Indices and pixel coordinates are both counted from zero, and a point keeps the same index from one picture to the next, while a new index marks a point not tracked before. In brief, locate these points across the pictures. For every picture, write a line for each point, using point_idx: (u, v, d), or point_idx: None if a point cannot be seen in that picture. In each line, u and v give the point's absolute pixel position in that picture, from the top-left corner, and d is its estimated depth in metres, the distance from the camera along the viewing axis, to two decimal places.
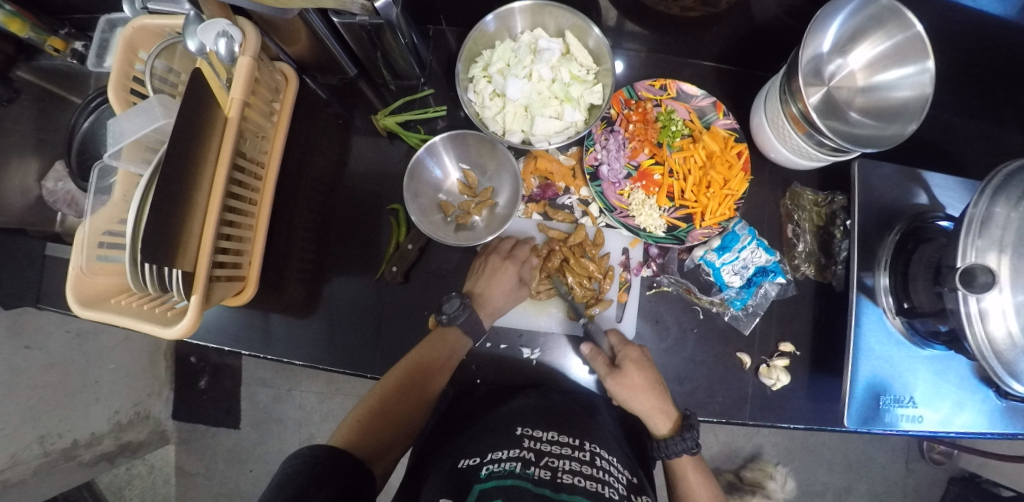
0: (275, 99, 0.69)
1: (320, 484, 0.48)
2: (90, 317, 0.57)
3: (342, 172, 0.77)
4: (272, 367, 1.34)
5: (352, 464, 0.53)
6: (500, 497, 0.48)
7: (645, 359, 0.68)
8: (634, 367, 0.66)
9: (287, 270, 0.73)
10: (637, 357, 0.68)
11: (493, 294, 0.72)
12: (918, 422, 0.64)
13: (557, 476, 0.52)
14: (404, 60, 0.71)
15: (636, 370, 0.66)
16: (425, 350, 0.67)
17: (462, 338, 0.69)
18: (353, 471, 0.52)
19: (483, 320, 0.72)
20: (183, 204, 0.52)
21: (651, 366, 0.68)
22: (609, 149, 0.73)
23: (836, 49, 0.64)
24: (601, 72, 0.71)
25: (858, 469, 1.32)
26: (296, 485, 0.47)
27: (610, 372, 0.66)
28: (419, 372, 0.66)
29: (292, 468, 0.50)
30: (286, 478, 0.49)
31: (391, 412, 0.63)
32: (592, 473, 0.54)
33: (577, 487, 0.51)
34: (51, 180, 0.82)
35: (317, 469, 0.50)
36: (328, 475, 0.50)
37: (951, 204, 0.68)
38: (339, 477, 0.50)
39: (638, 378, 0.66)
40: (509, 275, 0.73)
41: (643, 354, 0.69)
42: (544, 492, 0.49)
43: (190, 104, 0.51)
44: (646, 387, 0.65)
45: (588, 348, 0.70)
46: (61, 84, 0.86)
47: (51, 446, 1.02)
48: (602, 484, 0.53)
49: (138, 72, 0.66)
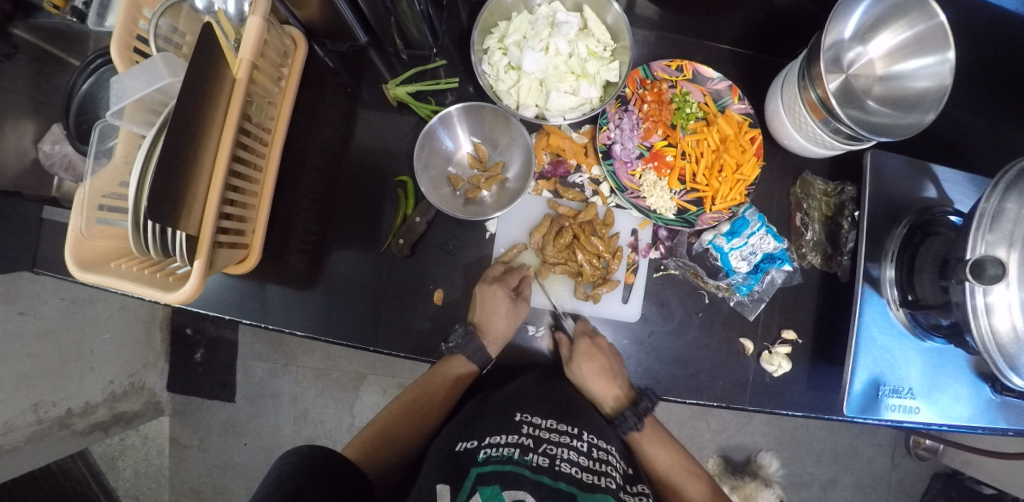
0: (282, 64, 0.67)
1: (317, 484, 0.50)
2: (90, 280, 0.56)
3: (348, 143, 0.76)
4: (268, 342, 1.33)
5: (349, 467, 0.55)
6: (496, 484, 0.48)
7: (600, 346, 0.69)
8: (585, 357, 0.68)
9: (290, 240, 0.72)
10: (588, 345, 0.69)
11: (494, 321, 0.69)
12: (914, 413, 0.65)
13: (556, 465, 0.52)
14: (416, 28, 0.69)
15: (586, 359, 0.68)
16: (432, 379, 0.70)
17: (467, 363, 0.70)
18: (347, 474, 0.54)
19: (489, 346, 0.71)
20: (188, 164, 0.50)
21: (609, 354, 0.69)
22: (622, 128, 0.73)
23: (857, 37, 0.64)
24: (618, 49, 0.71)
25: (845, 462, 1.34)
26: (293, 485, 0.49)
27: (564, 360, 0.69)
28: (419, 399, 0.69)
29: (290, 464, 0.52)
30: (284, 475, 0.50)
31: (400, 432, 0.67)
32: (589, 464, 0.54)
33: (574, 478, 0.51)
34: (47, 142, 0.80)
35: (313, 468, 0.51)
36: (326, 477, 0.52)
37: (960, 199, 0.68)
38: (332, 479, 0.52)
39: (591, 367, 0.67)
40: (501, 302, 0.68)
41: (608, 345, 0.70)
42: (541, 480, 0.50)
43: (200, 61, 0.50)
44: (593, 374, 0.67)
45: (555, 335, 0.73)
46: (59, 45, 0.84)
47: (44, 414, 1.01)
48: (598, 476, 0.53)
49: (142, 31, 0.64)
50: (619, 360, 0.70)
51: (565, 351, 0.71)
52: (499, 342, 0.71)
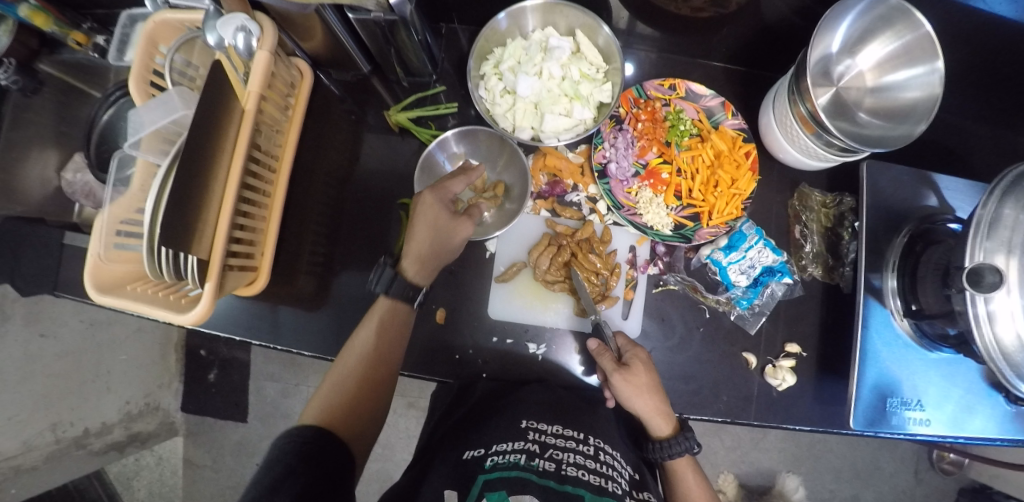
0: (289, 94, 0.70)
1: (309, 463, 0.51)
2: (107, 302, 0.58)
3: (354, 167, 0.78)
4: (280, 362, 1.35)
5: (337, 448, 0.55)
6: (503, 490, 0.48)
7: (651, 363, 0.68)
8: (642, 367, 0.65)
9: (298, 261, 0.74)
10: (643, 362, 0.66)
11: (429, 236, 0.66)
12: (926, 425, 0.64)
13: (562, 469, 0.52)
14: (415, 57, 0.72)
15: (642, 370, 0.65)
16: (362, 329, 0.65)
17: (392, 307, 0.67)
18: (335, 456, 0.54)
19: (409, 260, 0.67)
20: (200, 194, 0.53)
21: (652, 370, 0.66)
22: (617, 147, 0.74)
23: (845, 50, 0.65)
24: (610, 70, 0.73)
25: (866, 478, 1.30)
26: (285, 465, 0.50)
27: (619, 368, 0.65)
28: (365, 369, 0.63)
29: (281, 445, 0.53)
30: (277, 455, 0.51)
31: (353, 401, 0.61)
32: (596, 467, 0.54)
33: (581, 481, 0.51)
34: (69, 171, 0.85)
35: (305, 448, 0.52)
36: (315, 455, 0.52)
37: (961, 206, 0.67)
38: (324, 461, 0.52)
39: (645, 378, 0.65)
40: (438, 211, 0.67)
41: (646, 359, 0.67)
42: (548, 484, 0.49)
43: (209, 97, 0.53)
44: (648, 388, 0.64)
45: (595, 344, 0.69)
46: (82, 79, 0.89)
47: (63, 434, 1.04)
48: (605, 479, 0.53)
49: (158, 66, 0.67)
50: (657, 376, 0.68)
51: (608, 361, 0.66)
52: (423, 266, 0.68)
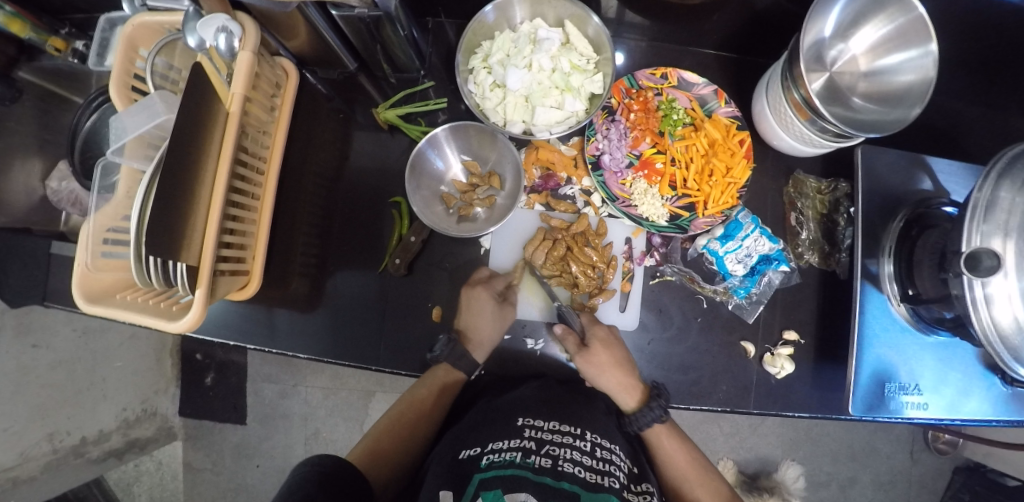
0: (275, 94, 0.69)
1: (326, 491, 0.51)
2: (97, 312, 0.57)
3: (343, 167, 0.77)
4: (277, 364, 1.34)
5: (353, 474, 0.55)
6: (499, 489, 0.47)
7: (612, 337, 0.70)
8: (601, 346, 0.68)
9: (290, 263, 0.73)
10: (606, 334, 0.70)
11: (480, 327, 0.70)
12: (923, 409, 0.64)
13: (558, 465, 0.52)
14: (403, 52, 0.71)
15: (602, 348, 0.68)
16: (421, 388, 0.70)
17: (452, 371, 0.70)
18: (353, 483, 0.54)
19: (473, 352, 0.70)
20: (186, 199, 0.52)
21: (619, 345, 0.69)
22: (610, 138, 0.74)
23: (837, 35, 0.64)
24: (601, 60, 0.72)
25: (863, 460, 1.32)
26: (304, 492, 0.49)
27: (579, 350, 0.68)
28: (413, 409, 0.68)
29: (301, 473, 0.52)
30: (295, 485, 0.51)
31: (393, 445, 0.65)
32: (593, 464, 0.54)
33: (578, 477, 0.50)
34: (54, 179, 0.82)
35: (322, 477, 0.52)
36: (331, 484, 0.52)
37: (956, 190, 0.67)
38: (342, 489, 0.52)
39: (605, 355, 0.67)
40: (485, 303, 0.70)
41: (616, 336, 0.70)
42: (544, 481, 0.49)
43: (190, 100, 0.51)
44: (611, 364, 0.67)
45: (560, 328, 0.71)
46: (62, 84, 0.86)
47: (60, 443, 1.03)
48: (602, 476, 0.52)
49: (138, 70, 0.66)
50: (625, 349, 0.70)
51: (572, 345, 0.69)
52: (484, 348, 0.71)
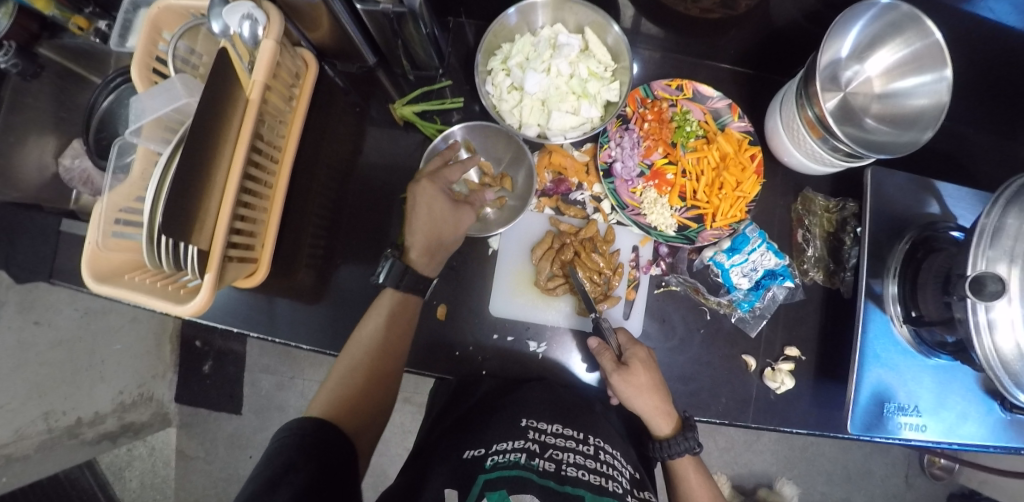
0: (294, 84, 0.70)
1: (308, 455, 0.51)
2: (104, 291, 0.57)
3: (356, 160, 0.78)
4: (276, 354, 1.34)
5: (337, 439, 0.55)
6: (503, 489, 0.48)
7: (652, 361, 0.68)
8: (641, 366, 0.65)
9: (297, 254, 0.74)
10: (644, 357, 0.67)
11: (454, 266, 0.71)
12: (921, 431, 0.64)
13: (562, 469, 0.52)
14: (423, 50, 0.71)
15: (642, 370, 0.65)
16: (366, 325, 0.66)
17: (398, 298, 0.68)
18: (336, 446, 0.55)
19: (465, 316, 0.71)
20: (200, 184, 0.52)
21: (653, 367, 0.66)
22: (623, 146, 0.74)
23: (853, 56, 0.65)
24: (619, 69, 0.73)
25: (857, 481, 1.31)
26: (286, 457, 0.50)
27: (618, 368, 0.65)
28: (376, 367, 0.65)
29: (282, 439, 0.53)
30: (276, 450, 0.51)
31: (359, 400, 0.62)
32: (596, 467, 0.54)
33: (581, 480, 0.51)
34: (67, 157, 0.82)
35: (305, 440, 0.53)
36: (315, 447, 0.53)
37: (963, 215, 0.68)
38: (325, 452, 0.53)
39: (645, 378, 0.65)
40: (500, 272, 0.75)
41: (648, 357, 0.67)
42: (548, 484, 0.49)
43: (213, 87, 0.52)
44: (648, 388, 0.64)
45: (597, 343, 0.69)
46: (83, 63, 0.87)
47: (54, 422, 1.06)
48: (605, 478, 0.53)
49: (161, 53, 0.66)
50: (660, 374, 0.68)
51: (610, 361, 0.67)
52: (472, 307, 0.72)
